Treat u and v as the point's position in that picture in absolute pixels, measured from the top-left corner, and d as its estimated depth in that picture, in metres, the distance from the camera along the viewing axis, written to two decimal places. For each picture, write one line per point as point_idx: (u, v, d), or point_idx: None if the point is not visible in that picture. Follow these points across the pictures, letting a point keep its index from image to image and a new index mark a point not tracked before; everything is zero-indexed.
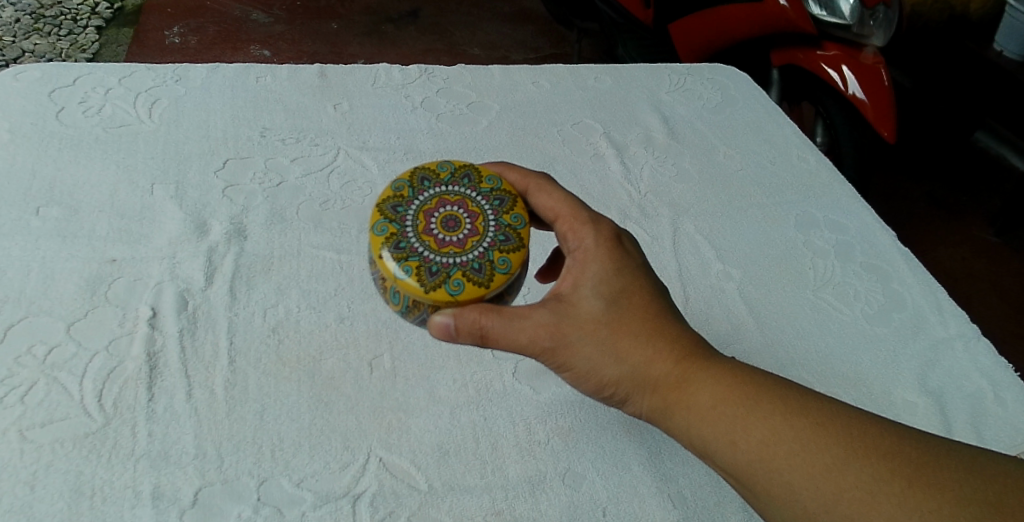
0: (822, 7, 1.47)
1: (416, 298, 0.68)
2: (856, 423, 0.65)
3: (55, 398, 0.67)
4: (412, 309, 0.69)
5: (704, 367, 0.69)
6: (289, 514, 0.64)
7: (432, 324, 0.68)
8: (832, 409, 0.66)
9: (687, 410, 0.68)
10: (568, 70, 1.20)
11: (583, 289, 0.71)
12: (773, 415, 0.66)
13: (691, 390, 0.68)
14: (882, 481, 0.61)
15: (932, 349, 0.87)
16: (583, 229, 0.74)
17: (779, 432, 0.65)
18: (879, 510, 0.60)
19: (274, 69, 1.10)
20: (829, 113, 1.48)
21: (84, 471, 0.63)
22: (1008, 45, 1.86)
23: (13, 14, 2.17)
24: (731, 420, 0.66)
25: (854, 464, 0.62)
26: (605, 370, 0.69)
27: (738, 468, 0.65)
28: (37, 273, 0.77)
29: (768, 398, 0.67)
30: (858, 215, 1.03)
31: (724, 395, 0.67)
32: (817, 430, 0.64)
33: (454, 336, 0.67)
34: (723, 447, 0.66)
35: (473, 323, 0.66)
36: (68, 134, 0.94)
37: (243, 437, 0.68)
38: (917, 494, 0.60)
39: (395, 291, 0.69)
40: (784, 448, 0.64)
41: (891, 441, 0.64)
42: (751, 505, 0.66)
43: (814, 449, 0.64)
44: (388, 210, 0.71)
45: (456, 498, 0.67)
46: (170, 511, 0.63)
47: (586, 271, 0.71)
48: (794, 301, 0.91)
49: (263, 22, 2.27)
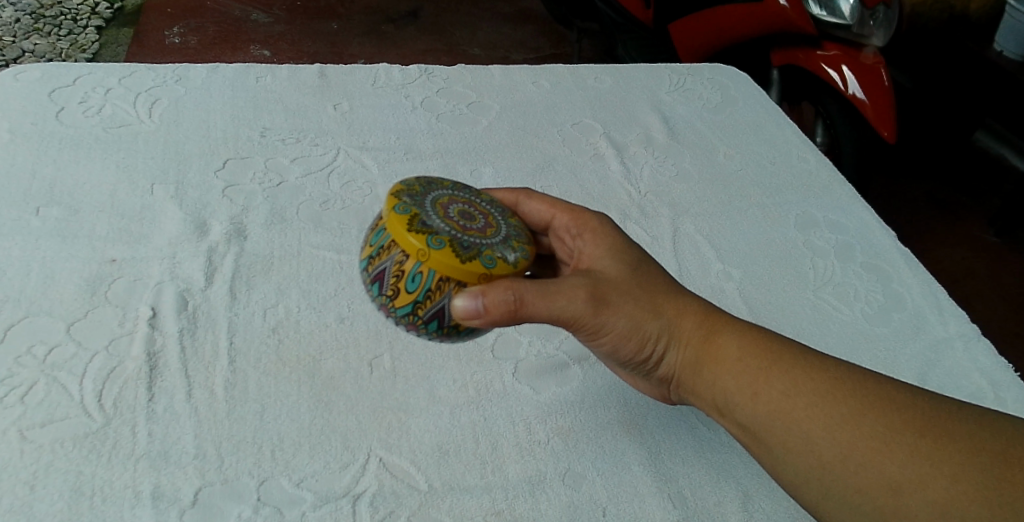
0: (822, 7, 1.47)
1: (443, 276, 0.64)
2: (871, 378, 0.64)
3: (55, 398, 0.67)
4: (432, 293, 0.64)
5: (727, 326, 0.70)
6: (288, 514, 0.63)
7: (457, 306, 0.64)
8: (847, 366, 0.65)
9: (716, 364, 0.68)
10: (568, 72, 1.21)
11: (603, 260, 0.73)
12: (792, 369, 0.65)
13: (717, 345, 0.69)
14: (896, 430, 0.60)
15: (933, 349, 0.87)
16: (585, 213, 0.77)
17: (798, 383, 0.64)
18: (891, 457, 0.59)
19: (274, 70, 1.11)
20: (829, 112, 1.47)
21: (84, 471, 0.62)
22: (1007, 45, 1.86)
23: (13, 14, 2.18)
24: (754, 377, 0.66)
25: (869, 416, 0.61)
26: (643, 326, 0.70)
27: (758, 423, 0.65)
28: (37, 273, 0.77)
29: (788, 355, 0.66)
30: (857, 216, 1.04)
31: (749, 350, 0.68)
32: (836, 384, 0.64)
33: (483, 315, 0.63)
34: (745, 400, 0.66)
35: (504, 291, 0.63)
36: (68, 134, 0.94)
37: (243, 437, 0.67)
38: (929, 443, 0.59)
39: (421, 270, 0.64)
40: (803, 399, 0.64)
41: (907, 396, 0.62)
42: (767, 465, 0.64)
43: (831, 401, 0.63)
44: (405, 197, 0.67)
45: (456, 498, 0.66)
46: (170, 511, 0.61)
47: (601, 245, 0.74)
48: (794, 301, 0.91)
49: (263, 22, 2.27)
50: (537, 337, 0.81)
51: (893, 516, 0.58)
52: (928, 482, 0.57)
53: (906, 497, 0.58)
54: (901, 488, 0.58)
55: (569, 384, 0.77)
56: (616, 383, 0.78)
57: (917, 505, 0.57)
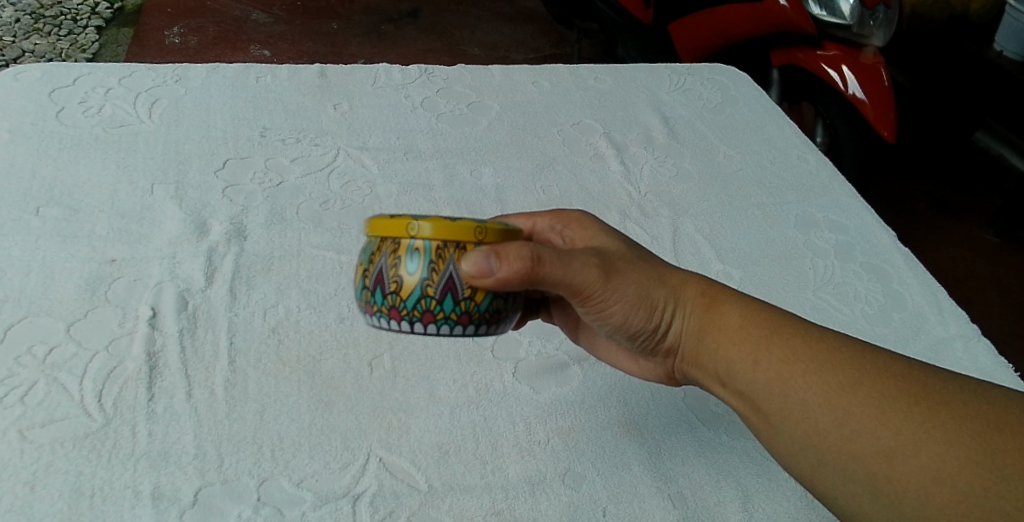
0: (822, 7, 1.47)
1: (441, 244, 0.62)
2: (869, 349, 0.62)
3: (55, 398, 0.67)
4: (436, 264, 0.62)
5: (729, 296, 0.69)
6: (288, 514, 0.63)
7: (468, 266, 0.61)
8: (844, 337, 0.64)
9: (720, 333, 0.67)
10: (568, 72, 1.21)
11: (600, 239, 0.72)
12: (792, 338, 0.64)
13: (721, 313, 0.68)
14: (891, 398, 0.58)
15: (933, 349, 0.86)
16: (565, 210, 0.77)
17: (797, 352, 0.63)
18: (885, 423, 0.57)
19: (274, 70, 1.11)
20: (829, 113, 1.47)
21: (84, 471, 0.62)
22: (1007, 45, 1.87)
23: (13, 14, 2.19)
24: (755, 343, 0.65)
25: (865, 383, 0.59)
26: (651, 293, 0.68)
27: (758, 391, 0.64)
28: (37, 273, 0.77)
29: (787, 324, 0.65)
30: (856, 217, 1.04)
31: (750, 319, 0.66)
32: (834, 353, 0.62)
33: (499, 269, 0.61)
34: (746, 369, 0.64)
35: (521, 246, 0.61)
36: (68, 134, 0.94)
37: (243, 438, 0.67)
38: (924, 409, 0.57)
39: (415, 246, 0.63)
40: (801, 366, 0.62)
41: (904, 365, 0.60)
42: (767, 433, 0.63)
43: (828, 368, 0.61)
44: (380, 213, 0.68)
45: (456, 497, 0.66)
46: (170, 511, 0.61)
47: (591, 229, 0.73)
48: (795, 300, 0.90)
49: (263, 22, 2.28)
50: (537, 338, 0.82)
51: (888, 484, 0.56)
52: (920, 448, 0.55)
53: (899, 463, 0.56)
54: (894, 454, 0.56)
55: (569, 384, 0.77)
56: (615, 383, 0.78)
57: (910, 471, 0.55)
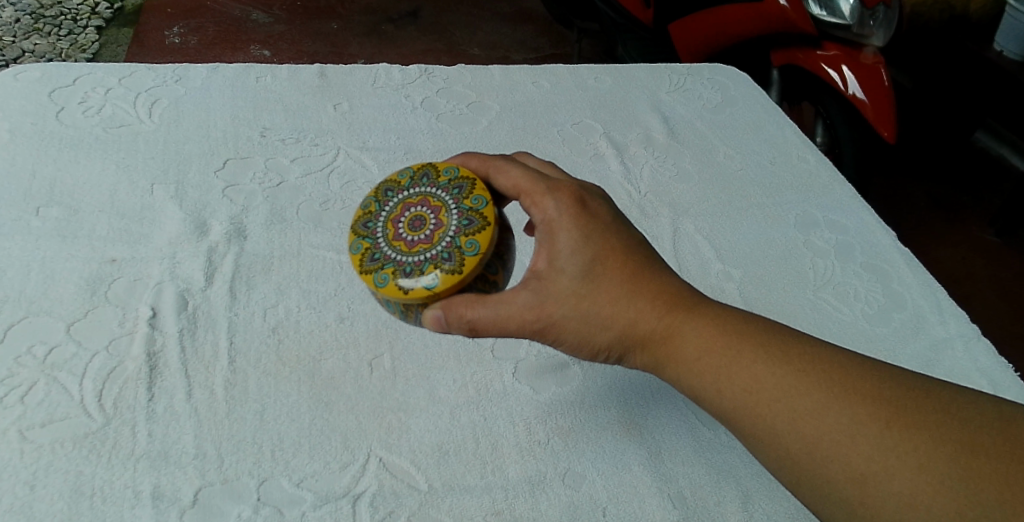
0: (822, 7, 1.46)
1: (403, 303, 0.69)
2: (838, 368, 0.64)
3: (55, 398, 0.68)
4: (406, 315, 0.70)
5: (690, 318, 0.68)
6: (288, 514, 0.64)
7: (427, 325, 0.69)
8: (814, 355, 0.65)
9: (678, 363, 0.67)
10: (568, 71, 1.21)
11: (558, 260, 0.69)
12: (755, 363, 0.65)
13: (677, 344, 0.67)
14: (860, 423, 0.60)
15: (931, 349, 0.87)
16: (544, 196, 0.71)
17: (761, 379, 0.64)
18: (857, 451, 0.60)
19: (274, 69, 1.10)
20: (829, 113, 1.48)
21: (84, 471, 0.64)
22: (1007, 46, 1.84)
23: (13, 14, 2.19)
24: (718, 370, 0.66)
25: (833, 409, 0.61)
26: (596, 336, 0.69)
27: (725, 415, 0.65)
28: (37, 274, 0.78)
29: (752, 345, 0.66)
30: (859, 216, 1.03)
31: (709, 345, 0.66)
32: (801, 377, 0.63)
33: (447, 328, 0.68)
34: (711, 397, 0.66)
35: (460, 318, 0.66)
36: (67, 134, 0.94)
37: (243, 437, 0.68)
38: (896, 434, 0.59)
39: (386, 302, 0.70)
40: (766, 394, 0.64)
41: (874, 384, 0.62)
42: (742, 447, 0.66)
43: (795, 395, 0.63)
44: (360, 229, 0.72)
45: (456, 498, 0.67)
46: (170, 511, 0.63)
47: (557, 243, 0.70)
48: (794, 301, 0.91)
49: (263, 22, 2.27)
50: None
51: (862, 507, 0.59)
52: (892, 474, 0.58)
53: (871, 487, 0.59)
54: (867, 479, 0.59)
55: (569, 385, 0.76)
56: (614, 381, 0.77)
57: (883, 496, 0.58)
